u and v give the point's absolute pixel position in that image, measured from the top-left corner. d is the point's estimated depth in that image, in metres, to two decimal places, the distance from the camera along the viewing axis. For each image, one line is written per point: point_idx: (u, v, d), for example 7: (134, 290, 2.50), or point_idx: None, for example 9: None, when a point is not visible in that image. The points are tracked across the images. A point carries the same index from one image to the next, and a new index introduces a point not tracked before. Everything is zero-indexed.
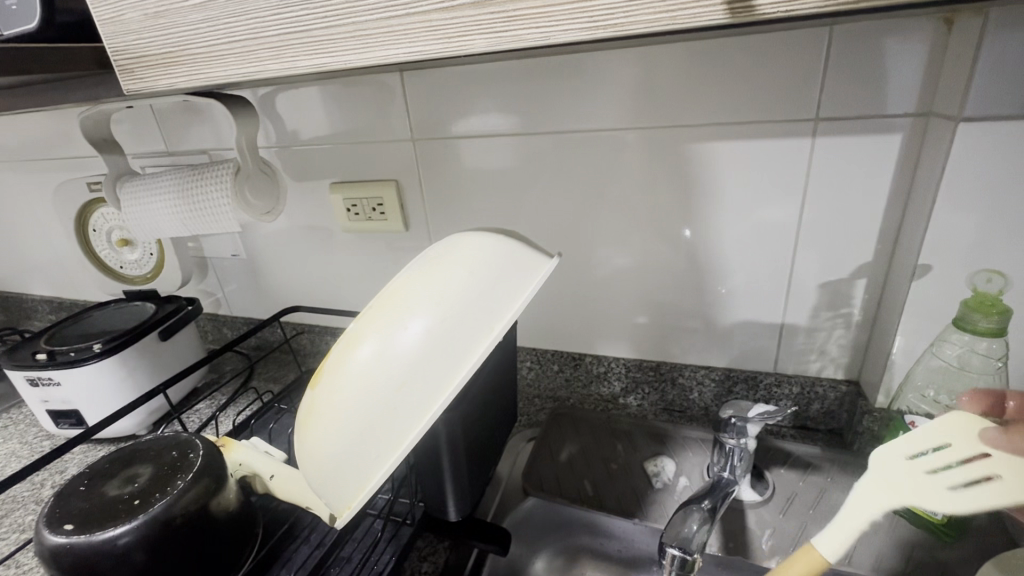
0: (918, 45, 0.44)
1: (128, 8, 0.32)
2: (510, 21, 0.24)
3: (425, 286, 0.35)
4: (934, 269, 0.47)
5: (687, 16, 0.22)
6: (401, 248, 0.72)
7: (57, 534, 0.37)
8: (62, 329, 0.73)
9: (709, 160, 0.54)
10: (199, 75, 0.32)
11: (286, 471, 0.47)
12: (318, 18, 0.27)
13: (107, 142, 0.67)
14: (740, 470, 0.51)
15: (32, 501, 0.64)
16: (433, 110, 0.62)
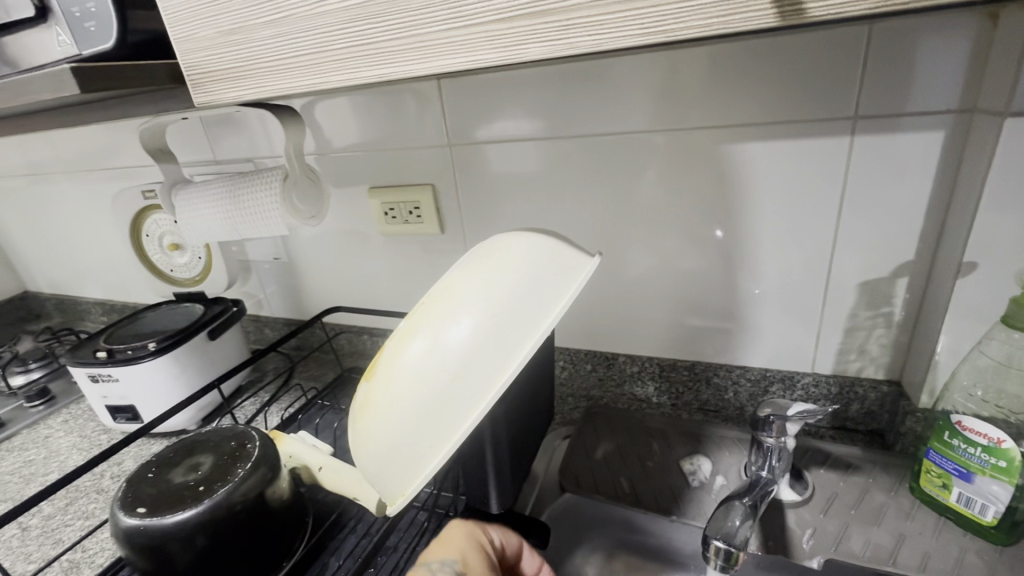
0: (962, 40, 0.43)
1: (201, 27, 0.34)
2: (565, 30, 0.26)
3: (475, 282, 0.37)
4: (981, 267, 0.46)
5: (738, 21, 0.23)
6: (436, 251, 0.74)
7: (131, 516, 0.39)
8: (118, 329, 0.77)
9: (742, 161, 0.54)
10: (266, 87, 0.34)
11: (333, 464, 0.49)
12: (382, 32, 0.29)
13: (163, 151, 0.71)
14: (779, 470, 0.51)
15: (93, 491, 0.68)
16: (468, 115, 0.63)
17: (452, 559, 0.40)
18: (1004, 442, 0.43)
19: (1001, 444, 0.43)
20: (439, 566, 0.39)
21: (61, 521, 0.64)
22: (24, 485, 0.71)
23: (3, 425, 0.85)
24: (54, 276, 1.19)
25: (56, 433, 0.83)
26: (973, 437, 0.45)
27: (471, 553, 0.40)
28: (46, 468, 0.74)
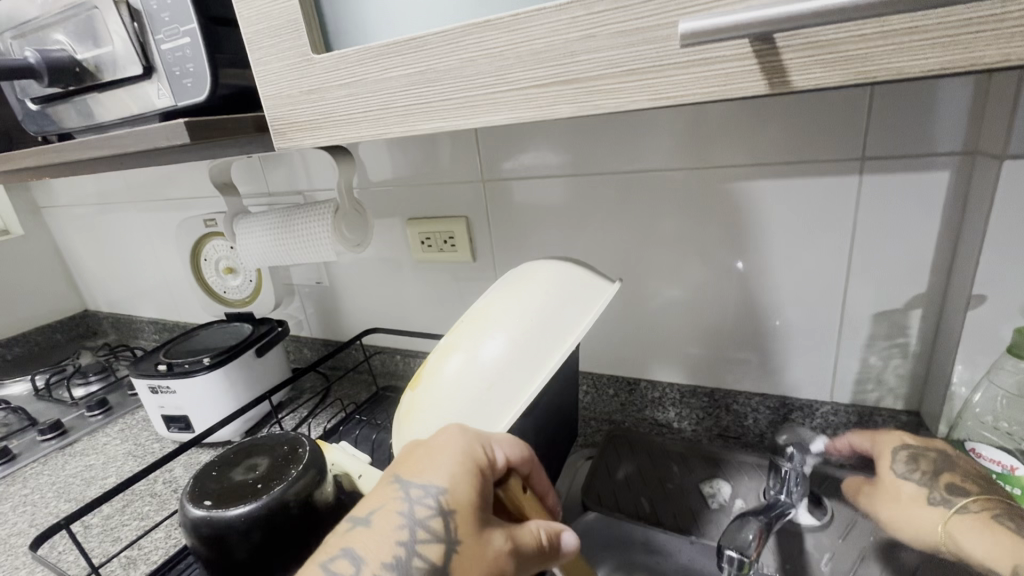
0: (961, 92, 0.47)
1: (287, 87, 0.41)
2: (591, 93, 0.31)
3: (504, 304, 0.42)
4: (989, 299, 0.48)
5: (734, 90, 0.27)
6: (467, 277, 0.79)
7: (198, 507, 0.44)
8: (176, 344, 0.84)
9: (755, 199, 0.58)
10: (338, 136, 0.40)
11: (372, 472, 0.53)
12: (437, 94, 0.35)
13: (227, 184, 0.79)
14: (797, 494, 0.52)
15: (148, 494, 0.73)
16: (499, 155, 0.69)
17: (437, 488, 0.32)
18: (1018, 470, 0.45)
19: (1014, 471, 0.45)
20: (419, 498, 0.31)
21: (120, 520, 0.69)
22: (86, 486, 0.77)
23: (67, 432, 0.93)
24: (113, 297, 1.29)
25: (113, 441, 0.90)
26: (988, 464, 0.46)
27: (466, 479, 0.32)
28: (104, 472, 0.80)
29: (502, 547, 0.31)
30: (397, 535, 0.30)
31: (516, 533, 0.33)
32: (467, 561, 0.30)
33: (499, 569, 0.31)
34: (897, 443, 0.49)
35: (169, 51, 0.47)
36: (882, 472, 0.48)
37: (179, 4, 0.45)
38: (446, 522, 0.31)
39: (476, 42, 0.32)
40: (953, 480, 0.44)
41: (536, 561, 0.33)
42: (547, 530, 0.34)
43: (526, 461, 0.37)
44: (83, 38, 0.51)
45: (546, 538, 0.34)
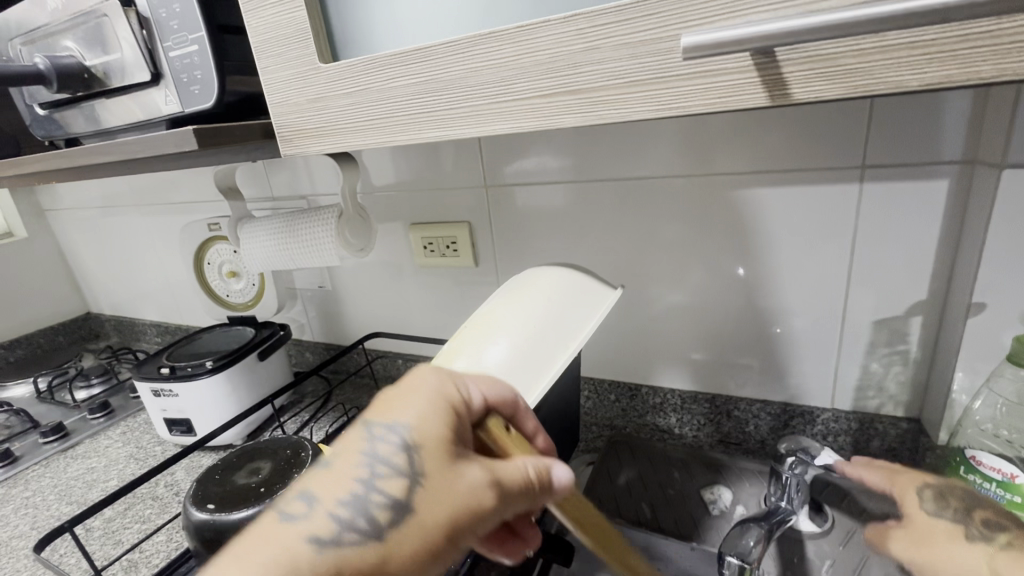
0: (960, 102, 0.48)
1: (294, 95, 0.41)
2: (595, 104, 0.31)
3: (505, 311, 0.42)
4: (989, 307, 0.48)
5: (735, 101, 0.28)
6: (469, 282, 0.79)
7: (201, 511, 0.44)
8: (179, 347, 0.85)
9: (756, 206, 0.59)
10: (344, 143, 0.41)
11: None
12: (442, 104, 0.35)
13: (231, 189, 0.80)
14: (797, 500, 0.53)
15: (149, 498, 0.74)
16: (501, 161, 0.70)
17: (404, 426, 0.31)
18: (1017, 478, 0.45)
19: (1014, 479, 0.45)
20: (383, 435, 0.31)
21: (121, 523, 0.69)
22: (87, 489, 0.77)
23: (69, 434, 0.93)
24: (116, 300, 1.30)
25: (114, 444, 0.90)
26: (987, 471, 0.46)
27: (437, 416, 0.32)
28: (106, 475, 0.80)
29: (477, 481, 0.30)
30: (357, 472, 0.31)
31: (498, 468, 0.31)
32: (434, 494, 0.30)
33: (473, 503, 0.30)
34: (920, 480, 0.46)
35: (177, 58, 0.48)
36: (910, 511, 0.45)
37: (188, 12, 0.45)
38: (410, 457, 0.30)
39: (482, 53, 0.33)
40: (988, 516, 0.41)
41: (520, 497, 0.32)
42: (536, 467, 0.33)
43: (510, 402, 0.35)
44: (93, 45, 0.51)
45: (535, 475, 0.32)
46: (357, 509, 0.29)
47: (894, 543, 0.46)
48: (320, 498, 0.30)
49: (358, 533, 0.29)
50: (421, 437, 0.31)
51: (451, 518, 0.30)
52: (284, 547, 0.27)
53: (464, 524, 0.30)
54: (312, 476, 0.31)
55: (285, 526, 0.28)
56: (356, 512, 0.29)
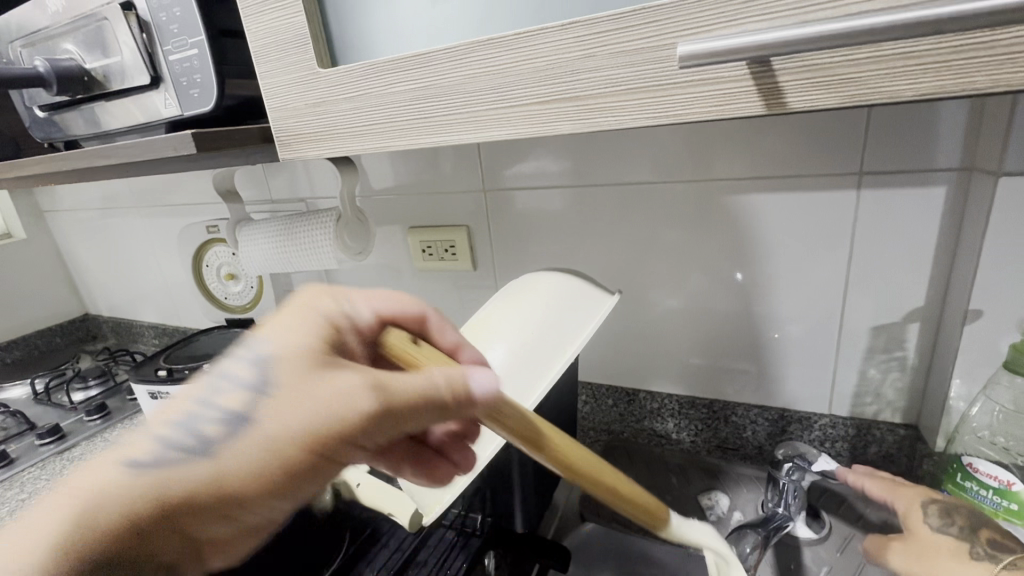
0: (957, 110, 0.48)
1: (293, 100, 0.41)
2: (592, 111, 0.31)
3: (504, 318, 0.42)
4: (986, 314, 0.48)
5: (732, 109, 0.28)
6: (467, 286, 0.79)
7: None
8: (176, 349, 0.84)
9: (753, 212, 0.59)
10: (343, 148, 0.41)
11: (371, 479, 0.53)
12: (441, 110, 0.35)
13: (230, 192, 0.80)
14: (795, 507, 0.52)
15: None
16: (500, 165, 0.70)
17: (268, 343, 0.33)
18: (1014, 485, 0.45)
19: (1011, 486, 0.45)
20: (248, 352, 0.33)
21: None
22: None
23: (65, 436, 0.93)
24: (114, 301, 1.29)
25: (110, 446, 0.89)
26: (984, 478, 0.46)
27: (308, 333, 0.34)
28: None
29: (346, 387, 0.31)
30: (219, 388, 0.33)
31: (379, 375, 0.31)
32: (290, 397, 0.31)
33: (339, 407, 0.30)
34: (924, 496, 0.45)
35: (177, 62, 0.48)
36: (913, 527, 0.44)
37: (188, 16, 0.46)
38: (267, 369, 0.32)
39: (480, 59, 0.33)
40: (994, 536, 0.41)
41: (408, 401, 0.30)
42: (446, 378, 0.31)
43: (410, 320, 0.37)
44: (93, 49, 0.51)
45: (445, 385, 0.31)
46: (212, 420, 0.32)
47: (892, 554, 0.43)
48: (195, 411, 0.32)
49: (209, 440, 0.31)
50: (288, 349, 0.33)
51: (318, 424, 0.30)
52: (104, 464, 0.31)
53: (333, 429, 0.30)
54: (196, 393, 0.33)
55: (121, 443, 0.32)
56: (211, 422, 0.31)
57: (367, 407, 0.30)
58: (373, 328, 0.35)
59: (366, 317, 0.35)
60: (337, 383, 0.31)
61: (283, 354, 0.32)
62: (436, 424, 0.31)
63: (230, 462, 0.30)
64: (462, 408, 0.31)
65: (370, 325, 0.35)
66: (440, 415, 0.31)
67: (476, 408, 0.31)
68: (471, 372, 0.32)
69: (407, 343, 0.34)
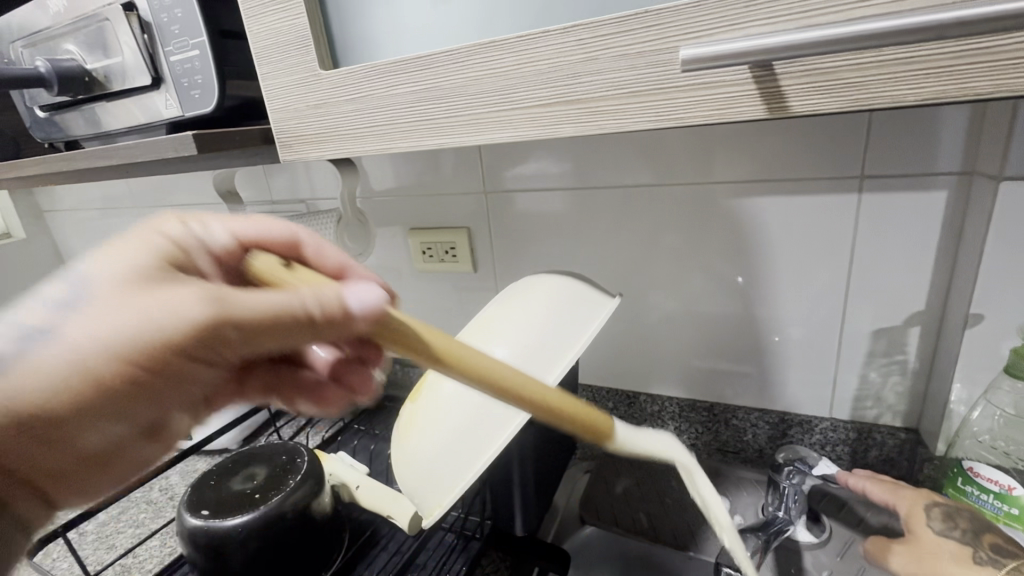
0: (959, 114, 0.48)
1: (295, 101, 0.41)
2: (594, 114, 0.31)
3: (506, 320, 0.42)
4: (987, 318, 0.48)
5: (734, 113, 0.28)
6: (467, 288, 0.79)
7: (195, 517, 0.45)
8: None
9: (754, 215, 0.59)
10: (344, 150, 0.41)
11: (370, 481, 0.53)
12: (443, 112, 0.35)
13: (231, 192, 0.80)
14: (796, 511, 0.52)
15: (143, 502, 0.73)
16: (500, 167, 0.70)
17: (95, 259, 0.29)
18: (1015, 490, 0.45)
19: (1011, 491, 0.45)
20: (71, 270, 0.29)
21: (115, 528, 0.69)
22: None
23: None
24: None
25: None
26: (984, 483, 0.46)
27: (146, 249, 0.29)
28: None
29: (191, 304, 0.28)
30: (30, 307, 0.29)
31: (229, 293, 0.28)
32: (117, 314, 0.28)
33: (182, 325, 0.28)
34: (927, 499, 0.45)
35: (178, 62, 0.48)
36: (915, 529, 0.44)
37: (189, 17, 0.45)
38: (92, 284, 0.28)
39: (482, 61, 0.33)
40: (996, 541, 0.41)
41: (265, 321, 0.28)
42: (317, 298, 0.28)
43: (277, 242, 0.34)
44: (95, 49, 0.51)
45: (315, 307, 0.28)
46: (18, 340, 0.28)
47: (894, 557, 0.43)
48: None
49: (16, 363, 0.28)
50: (119, 263, 0.29)
51: (148, 342, 0.28)
52: None
53: (170, 347, 0.28)
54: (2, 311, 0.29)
55: None
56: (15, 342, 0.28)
57: (211, 325, 0.28)
58: (233, 251, 0.31)
59: (222, 240, 0.31)
60: (170, 297, 0.28)
61: (109, 268, 0.28)
62: (306, 344, 0.29)
63: (45, 379, 0.28)
64: (330, 329, 0.28)
65: (228, 245, 0.31)
66: (311, 336, 0.29)
67: (350, 329, 0.29)
68: (348, 292, 0.29)
69: (276, 269, 0.31)
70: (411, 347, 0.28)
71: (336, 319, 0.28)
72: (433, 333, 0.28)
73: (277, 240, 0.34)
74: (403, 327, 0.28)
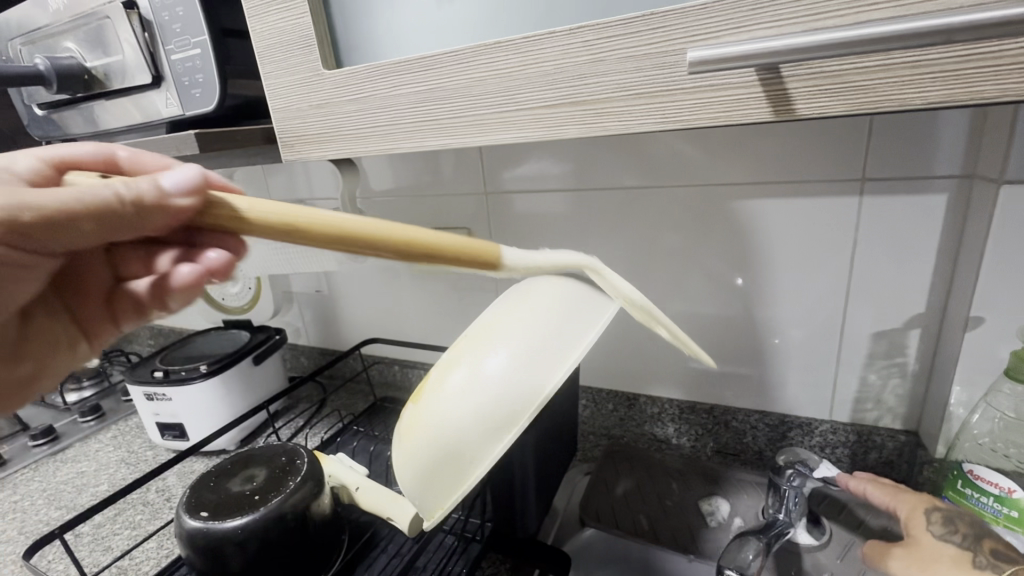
0: (959, 119, 0.48)
1: (297, 101, 0.41)
2: (598, 116, 0.31)
3: (509, 321, 0.42)
4: (988, 321, 0.48)
5: (741, 116, 0.28)
6: (466, 289, 0.79)
7: (194, 519, 0.45)
8: (172, 350, 0.84)
9: (754, 218, 0.59)
10: (346, 150, 0.40)
11: (370, 483, 0.52)
12: (447, 112, 0.35)
13: None
14: (795, 513, 0.53)
15: (140, 503, 0.73)
16: (500, 168, 0.70)
17: None
18: (1015, 492, 0.45)
19: (1012, 493, 0.45)
20: None
21: (111, 530, 0.68)
22: (77, 494, 0.76)
23: (59, 438, 0.92)
24: None
25: (105, 447, 0.89)
26: (985, 486, 0.46)
27: None
28: (96, 480, 0.79)
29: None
30: None
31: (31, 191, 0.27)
32: None
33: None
34: (929, 503, 0.45)
35: (179, 61, 0.48)
36: (915, 534, 0.43)
37: (190, 16, 0.45)
38: None
39: (487, 62, 0.33)
40: (996, 546, 0.41)
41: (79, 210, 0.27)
42: (129, 185, 0.28)
43: (90, 160, 0.36)
44: (94, 47, 0.51)
45: (133, 191, 0.28)
46: None
47: (892, 561, 0.43)
48: None
49: None
50: None
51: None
52: None
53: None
54: None
55: None
56: None
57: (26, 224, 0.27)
58: (44, 172, 0.34)
59: (29, 162, 0.33)
60: None
61: None
62: (135, 227, 0.28)
63: None
64: (151, 210, 0.28)
65: (37, 168, 0.33)
66: (138, 221, 0.28)
67: (172, 207, 0.27)
68: (159, 175, 0.27)
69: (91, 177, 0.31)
70: (248, 226, 0.26)
71: (153, 205, 0.28)
72: (264, 206, 0.26)
73: (90, 158, 0.36)
74: (234, 209, 0.26)
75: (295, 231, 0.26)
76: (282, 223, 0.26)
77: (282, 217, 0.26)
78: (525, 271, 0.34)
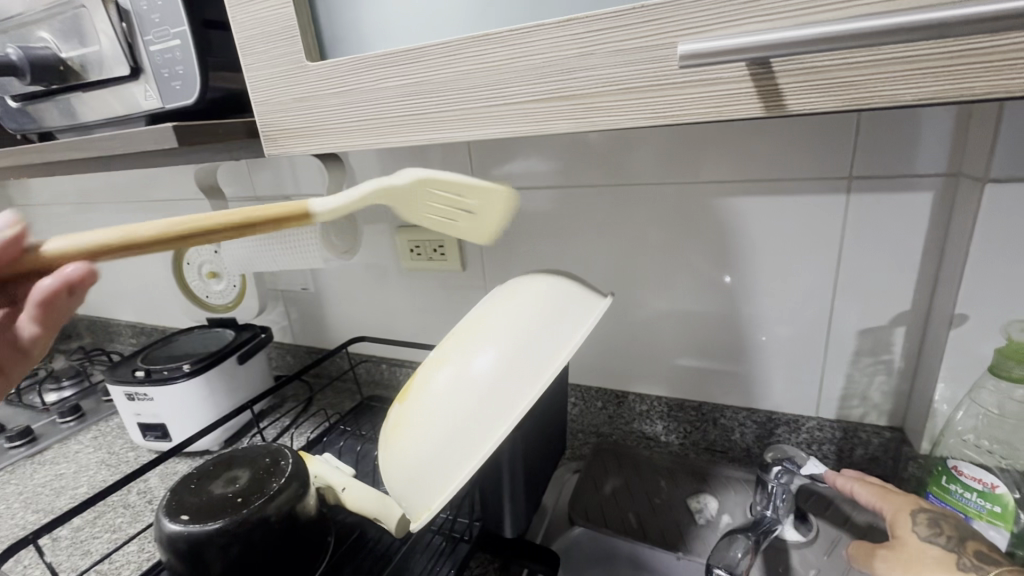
0: (944, 119, 0.48)
1: (280, 94, 0.40)
2: (588, 111, 0.31)
3: (495, 319, 0.42)
4: (972, 318, 0.49)
5: (732, 112, 0.28)
6: (455, 286, 0.78)
7: (175, 522, 0.43)
8: (155, 349, 0.82)
9: (741, 216, 0.59)
10: (331, 144, 0.40)
11: (356, 484, 0.52)
12: (433, 106, 0.35)
13: (213, 187, 0.78)
14: (783, 510, 0.53)
15: (121, 506, 0.71)
16: (488, 164, 0.69)
17: None
18: (998, 488, 0.45)
19: (995, 489, 0.46)
20: None
21: (90, 533, 0.66)
22: (55, 497, 0.74)
23: (37, 439, 0.89)
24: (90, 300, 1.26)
25: (85, 449, 0.87)
26: (969, 481, 0.47)
27: None
28: (75, 482, 0.77)
29: None
30: None
31: None
32: None
33: None
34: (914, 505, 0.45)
35: (158, 52, 0.46)
36: (901, 534, 0.43)
37: (169, 5, 0.44)
38: None
39: (475, 55, 0.32)
40: (979, 548, 0.41)
41: None
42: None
43: None
44: (69, 37, 0.50)
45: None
46: None
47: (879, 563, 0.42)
48: None
49: None
50: None
51: None
52: None
53: None
54: None
55: None
56: None
57: None
58: None
59: None
60: None
61: None
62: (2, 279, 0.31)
63: None
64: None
65: None
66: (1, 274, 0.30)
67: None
68: None
69: None
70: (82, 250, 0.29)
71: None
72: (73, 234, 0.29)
73: None
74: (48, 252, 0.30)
75: (117, 247, 0.30)
76: (95, 248, 0.29)
77: (116, 232, 0.29)
78: (344, 211, 0.37)
